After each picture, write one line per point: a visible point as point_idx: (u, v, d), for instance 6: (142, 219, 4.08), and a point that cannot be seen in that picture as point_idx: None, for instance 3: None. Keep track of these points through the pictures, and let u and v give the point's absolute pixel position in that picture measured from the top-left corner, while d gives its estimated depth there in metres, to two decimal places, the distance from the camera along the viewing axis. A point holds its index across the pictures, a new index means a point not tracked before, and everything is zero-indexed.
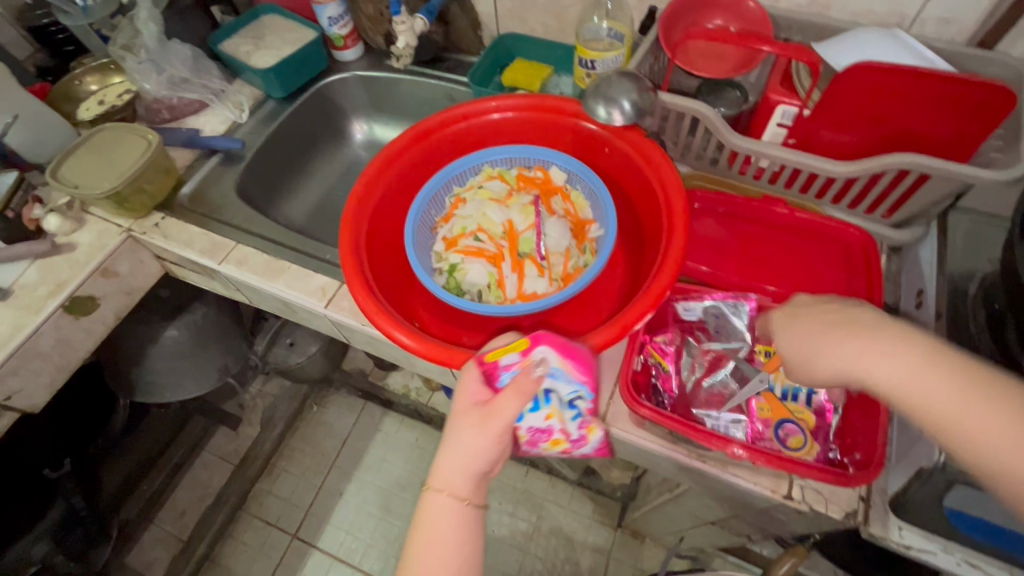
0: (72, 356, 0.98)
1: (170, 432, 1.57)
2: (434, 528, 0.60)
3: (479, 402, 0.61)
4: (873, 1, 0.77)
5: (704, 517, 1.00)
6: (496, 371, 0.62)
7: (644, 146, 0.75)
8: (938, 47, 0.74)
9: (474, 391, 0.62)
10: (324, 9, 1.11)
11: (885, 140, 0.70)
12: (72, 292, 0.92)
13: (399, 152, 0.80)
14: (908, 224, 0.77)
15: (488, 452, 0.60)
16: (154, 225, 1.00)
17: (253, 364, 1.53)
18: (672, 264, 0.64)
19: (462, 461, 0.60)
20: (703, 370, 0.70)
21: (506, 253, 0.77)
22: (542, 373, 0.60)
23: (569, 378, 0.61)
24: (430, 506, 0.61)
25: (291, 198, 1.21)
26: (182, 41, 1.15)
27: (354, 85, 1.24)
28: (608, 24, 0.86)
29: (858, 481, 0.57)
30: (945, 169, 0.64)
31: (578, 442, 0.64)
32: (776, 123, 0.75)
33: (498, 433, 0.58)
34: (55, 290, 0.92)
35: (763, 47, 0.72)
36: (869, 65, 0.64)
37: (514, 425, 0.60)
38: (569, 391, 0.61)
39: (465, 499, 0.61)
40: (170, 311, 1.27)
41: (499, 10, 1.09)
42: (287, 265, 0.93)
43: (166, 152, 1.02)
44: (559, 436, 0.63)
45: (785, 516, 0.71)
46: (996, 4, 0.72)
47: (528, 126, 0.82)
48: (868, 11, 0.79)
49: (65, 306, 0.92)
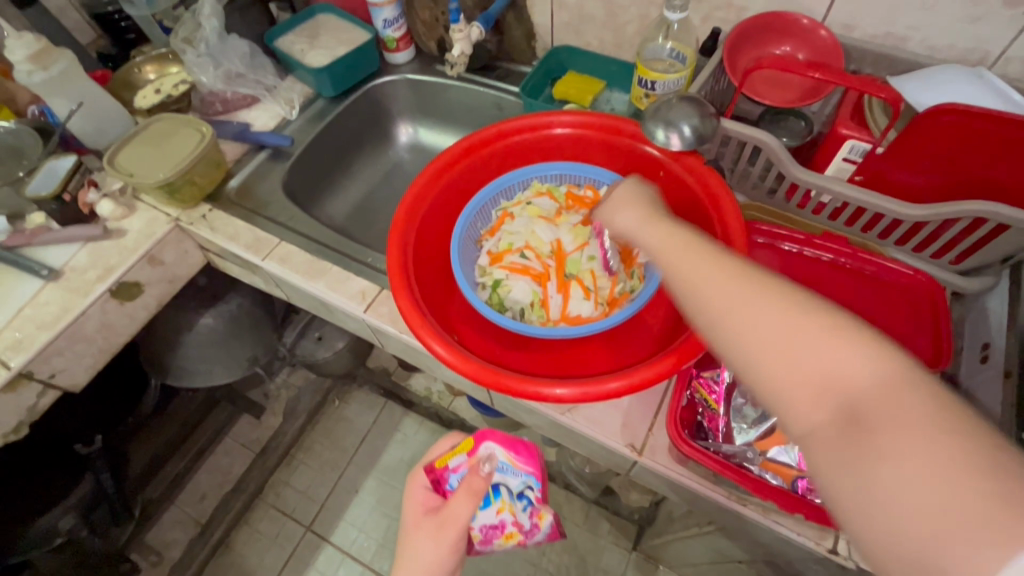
0: (113, 340, 1.00)
1: (196, 416, 1.60)
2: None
3: (431, 509, 0.64)
4: (955, 36, 0.74)
5: (729, 555, 0.97)
6: (443, 476, 0.67)
7: (704, 173, 0.73)
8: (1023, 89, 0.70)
9: (424, 498, 0.65)
10: (380, 12, 1.12)
11: (960, 185, 0.67)
12: (119, 278, 0.94)
13: (451, 162, 0.79)
14: (977, 272, 0.73)
15: (445, 560, 0.60)
16: (201, 217, 1.02)
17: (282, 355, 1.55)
18: None
19: (421, 574, 0.59)
20: (755, 415, 0.65)
21: (552, 273, 0.76)
22: (488, 470, 0.63)
23: (515, 471, 0.64)
24: None
25: (333, 196, 1.22)
26: (240, 37, 1.17)
27: (402, 89, 1.25)
28: (671, 45, 0.84)
29: None
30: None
31: (532, 530, 0.66)
32: (843, 158, 0.72)
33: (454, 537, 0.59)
34: (103, 274, 0.94)
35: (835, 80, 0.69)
36: (954, 106, 0.61)
37: (468, 527, 0.61)
38: (518, 483, 0.65)
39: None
40: (207, 300, 1.29)
41: (555, 22, 1.08)
42: (329, 266, 0.93)
43: (218, 145, 1.03)
44: (512, 530, 0.65)
45: (824, 569, 0.68)
46: None
47: (582, 144, 0.81)
48: (947, 46, 0.75)
49: (112, 291, 0.94)
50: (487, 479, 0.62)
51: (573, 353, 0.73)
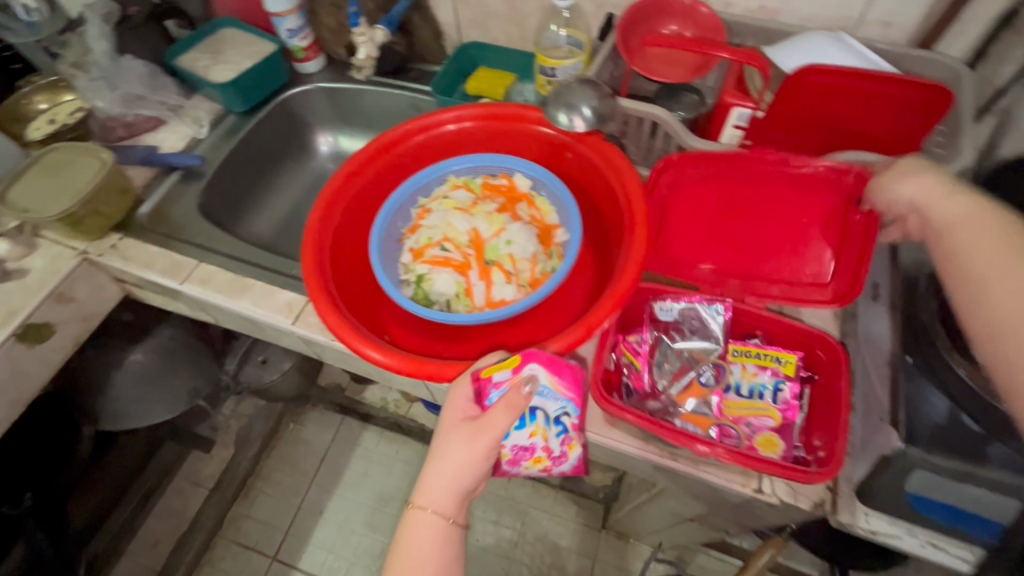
0: (28, 387, 0.94)
1: (139, 459, 1.52)
2: (421, 538, 0.60)
3: (469, 417, 0.62)
4: (819, 6, 0.80)
5: (683, 514, 1.01)
6: (485, 388, 0.62)
7: (604, 150, 0.76)
8: (880, 49, 0.77)
9: (463, 406, 0.62)
10: (284, 22, 1.10)
11: (836, 139, 0.72)
12: (24, 320, 0.89)
13: (361, 165, 0.80)
14: None
15: (475, 468, 0.60)
16: (111, 246, 0.97)
17: (225, 384, 1.50)
18: (634, 268, 0.66)
19: (452, 475, 0.60)
20: (674, 369, 0.72)
21: (473, 261, 0.77)
22: (530, 390, 0.60)
23: (556, 395, 0.62)
24: (413, 523, 0.61)
25: (257, 213, 1.19)
26: (136, 57, 1.12)
27: (317, 97, 1.22)
28: (567, 32, 0.88)
29: (818, 478, 0.59)
30: None
31: (559, 459, 0.64)
32: (733, 125, 0.76)
33: (488, 447, 0.59)
34: (6, 318, 0.88)
35: (716, 52, 0.73)
36: (817, 67, 0.66)
37: (501, 442, 0.61)
38: (556, 408, 0.63)
39: (448, 517, 0.61)
40: (134, 335, 1.23)
41: (460, 20, 1.10)
42: (252, 282, 0.91)
43: (122, 171, 0.99)
44: (541, 454, 0.63)
45: (757, 510, 0.72)
46: (932, 7, 0.76)
47: (491, 135, 0.83)
48: (814, 15, 0.82)
49: (17, 334, 0.88)
50: (528, 398, 0.60)
51: (502, 337, 0.74)
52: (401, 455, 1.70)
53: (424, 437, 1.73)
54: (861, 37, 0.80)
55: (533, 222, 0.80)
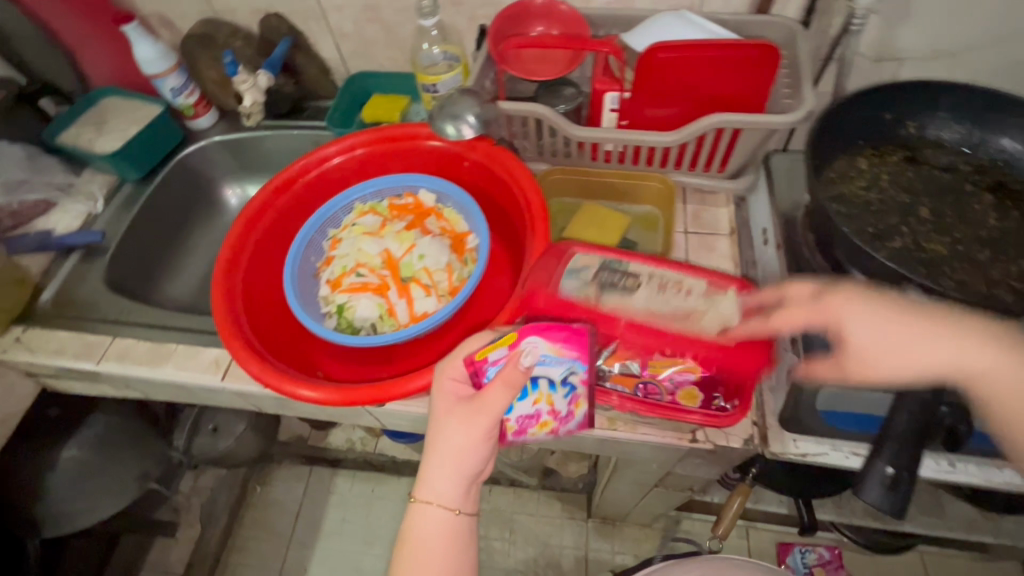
0: None
1: (96, 560, 1.42)
2: (427, 522, 0.61)
3: (462, 398, 0.61)
4: None
5: (649, 482, 1.05)
6: (481, 368, 0.61)
7: (495, 154, 0.80)
8: (724, 20, 0.85)
9: (455, 388, 0.62)
10: (165, 81, 1.08)
11: (698, 106, 0.79)
12: None
13: (262, 207, 0.80)
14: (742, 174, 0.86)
15: (476, 452, 0.60)
16: (15, 340, 0.92)
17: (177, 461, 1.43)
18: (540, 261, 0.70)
19: (455, 457, 0.60)
20: None
21: (390, 282, 0.78)
22: (527, 363, 0.59)
23: (559, 360, 0.61)
24: (419, 514, 0.62)
25: (172, 277, 1.16)
26: (12, 142, 1.07)
27: (215, 151, 1.20)
28: (440, 49, 0.91)
29: (728, 418, 0.65)
30: (751, 122, 0.73)
31: (567, 417, 0.63)
32: (609, 109, 0.81)
33: (484, 427, 0.58)
34: None
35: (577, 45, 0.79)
36: (661, 44, 0.73)
37: (503, 417, 0.60)
38: (561, 372, 0.61)
39: (456, 505, 0.61)
40: (64, 429, 1.16)
41: (344, 52, 1.11)
42: (174, 346, 0.89)
43: (14, 261, 0.94)
44: (547, 418, 0.63)
45: (702, 459, 0.76)
46: None
47: (388, 158, 0.85)
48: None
49: None
50: (524, 373, 0.59)
51: (431, 349, 0.75)
52: (378, 493, 1.67)
53: (398, 469, 1.70)
54: (708, 13, 0.87)
55: (445, 234, 0.81)
